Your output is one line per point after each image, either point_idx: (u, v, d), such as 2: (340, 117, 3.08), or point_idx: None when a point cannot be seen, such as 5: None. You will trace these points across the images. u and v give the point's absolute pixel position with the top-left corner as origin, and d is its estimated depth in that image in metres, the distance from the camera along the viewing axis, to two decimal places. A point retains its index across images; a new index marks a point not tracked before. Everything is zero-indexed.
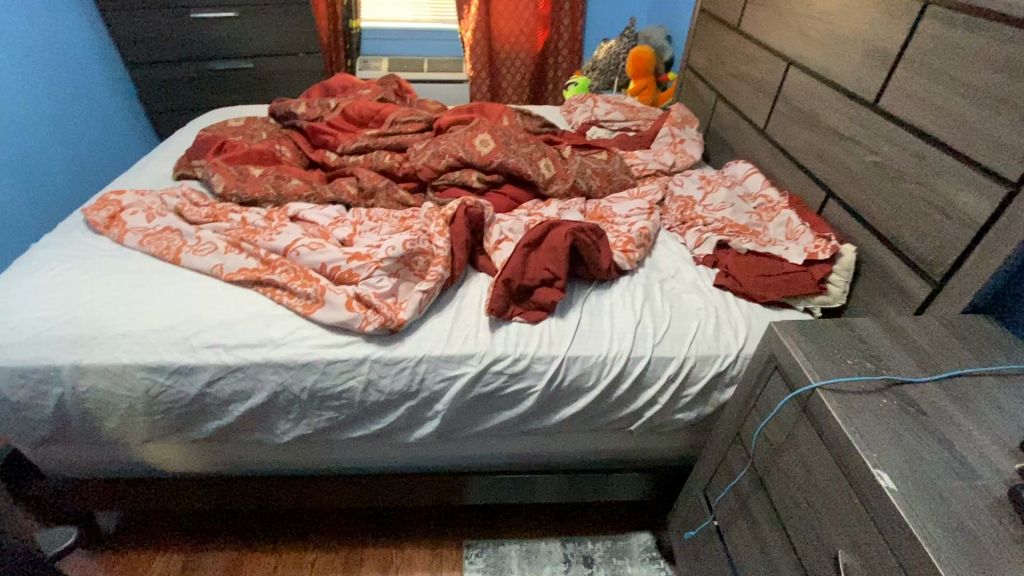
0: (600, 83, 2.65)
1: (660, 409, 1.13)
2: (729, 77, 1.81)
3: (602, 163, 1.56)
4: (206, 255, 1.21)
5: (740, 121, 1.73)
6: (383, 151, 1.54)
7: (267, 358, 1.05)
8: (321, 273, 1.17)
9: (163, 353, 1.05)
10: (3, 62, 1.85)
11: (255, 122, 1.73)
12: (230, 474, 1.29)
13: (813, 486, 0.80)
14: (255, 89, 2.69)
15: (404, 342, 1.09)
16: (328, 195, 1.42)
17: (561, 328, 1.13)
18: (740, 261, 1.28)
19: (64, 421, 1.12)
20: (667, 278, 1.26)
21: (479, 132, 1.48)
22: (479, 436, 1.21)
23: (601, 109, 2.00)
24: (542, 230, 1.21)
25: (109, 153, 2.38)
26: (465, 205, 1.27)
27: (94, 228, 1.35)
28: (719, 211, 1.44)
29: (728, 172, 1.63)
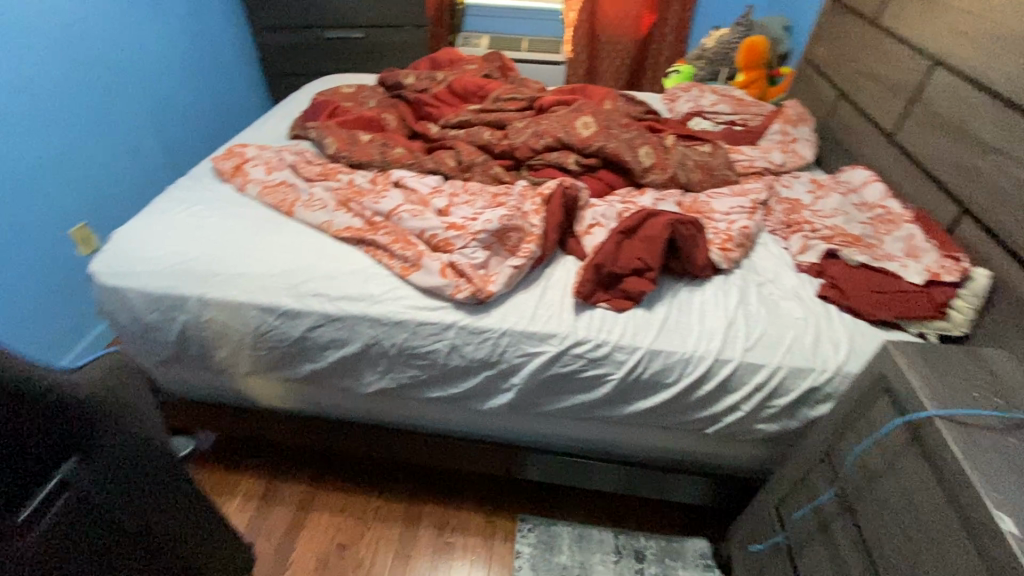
0: (705, 73, 2.53)
1: (742, 416, 1.09)
2: (857, 75, 1.67)
3: (704, 156, 1.50)
4: (316, 210, 1.30)
5: (863, 123, 1.59)
6: (484, 126, 1.57)
7: (364, 312, 1.12)
8: (419, 239, 1.22)
9: (274, 295, 1.15)
10: (152, 21, 2.06)
11: (365, 90, 1.82)
12: (316, 414, 1.40)
13: (913, 520, 0.74)
14: (362, 59, 2.81)
15: (491, 314, 1.12)
16: (428, 165, 1.47)
17: (647, 320, 1.11)
18: (849, 273, 1.19)
19: (184, 345, 1.25)
20: (766, 282, 1.21)
21: (581, 114, 1.47)
22: (550, 415, 1.22)
23: (707, 100, 1.92)
24: (639, 218, 1.18)
25: (229, 109, 2.59)
26: (562, 185, 1.26)
27: (221, 176, 1.48)
28: (829, 218, 1.35)
29: (843, 178, 1.51)
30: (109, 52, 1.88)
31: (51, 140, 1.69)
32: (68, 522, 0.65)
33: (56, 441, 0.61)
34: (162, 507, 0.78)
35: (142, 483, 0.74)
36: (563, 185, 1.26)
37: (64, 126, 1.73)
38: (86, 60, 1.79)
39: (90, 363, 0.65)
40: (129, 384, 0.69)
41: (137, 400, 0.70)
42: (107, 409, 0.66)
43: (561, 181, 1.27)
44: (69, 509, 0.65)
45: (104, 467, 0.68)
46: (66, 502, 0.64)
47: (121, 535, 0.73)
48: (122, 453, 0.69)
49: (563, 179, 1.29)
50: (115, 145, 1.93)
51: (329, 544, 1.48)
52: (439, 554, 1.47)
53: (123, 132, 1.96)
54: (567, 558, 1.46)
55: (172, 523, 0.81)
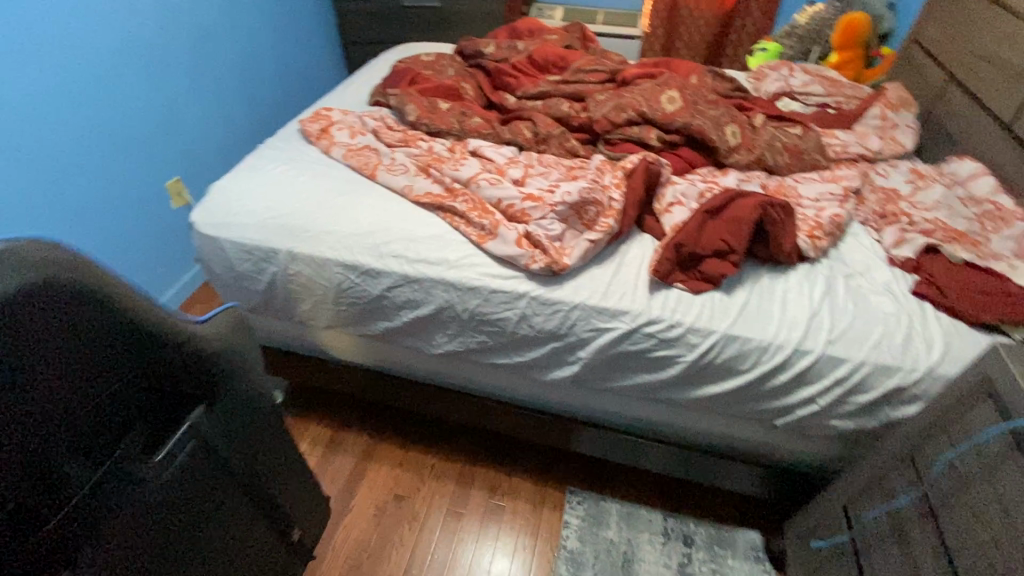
0: (794, 51, 2.38)
1: (816, 410, 1.06)
2: (972, 57, 1.52)
3: (793, 138, 1.43)
4: (398, 174, 1.34)
5: (975, 111, 1.46)
6: (563, 98, 1.55)
7: (441, 276, 1.16)
8: (495, 208, 1.24)
9: (357, 254, 1.20)
10: None
11: (444, 58, 1.84)
12: (383, 371, 1.47)
13: (1010, 531, 0.71)
14: (436, 28, 2.82)
15: (564, 286, 1.13)
16: (506, 136, 1.48)
17: (725, 304, 1.08)
18: (950, 271, 1.11)
19: (271, 295, 1.34)
20: (854, 274, 1.15)
21: (666, 89, 1.43)
22: (613, 392, 1.23)
23: (797, 80, 1.81)
24: (724, 199, 1.13)
25: (309, 74, 2.68)
26: (644, 161, 1.23)
27: (308, 138, 1.55)
28: (930, 211, 1.26)
29: (947, 169, 1.41)
30: (208, 16, 1.98)
31: (153, 98, 1.82)
32: (196, 461, 0.75)
33: (185, 389, 0.71)
34: (259, 453, 0.88)
35: (247, 432, 0.84)
36: (644, 161, 1.23)
37: (166, 86, 1.85)
38: (188, 23, 1.90)
39: (216, 319, 0.73)
40: (244, 342, 0.77)
41: (250, 357, 0.79)
42: (226, 363, 0.74)
43: (643, 156, 1.24)
44: (197, 452, 0.75)
45: (219, 414, 0.77)
46: (195, 446, 0.75)
47: (231, 478, 0.83)
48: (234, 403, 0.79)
49: (645, 155, 1.26)
50: (208, 105, 2.05)
51: (387, 494, 1.56)
52: (489, 515, 1.52)
53: (215, 93, 2.08)
54: (615, 534, 1.48)
55: (269, 466, 0.91)
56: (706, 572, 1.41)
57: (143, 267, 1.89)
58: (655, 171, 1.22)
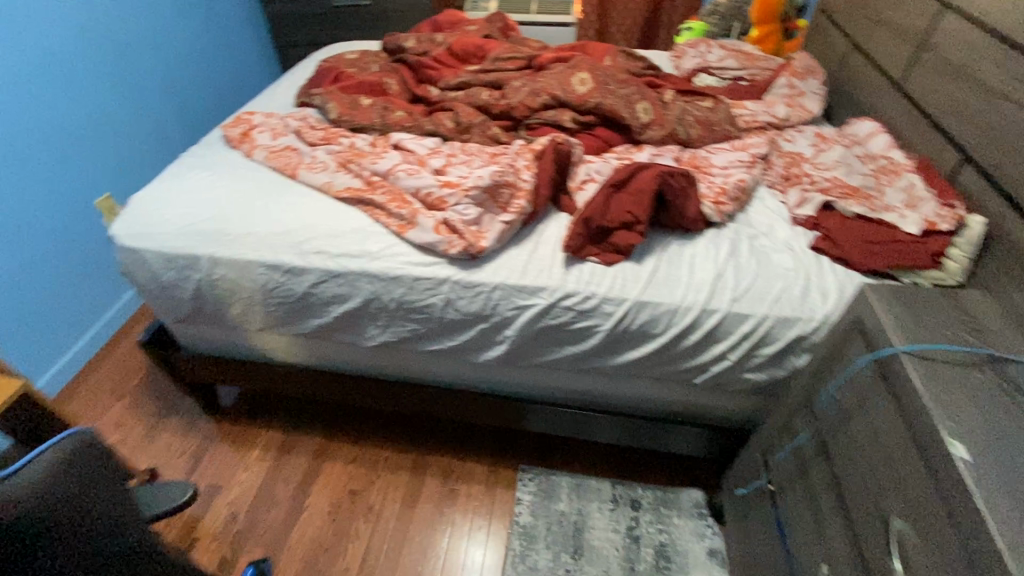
0: (719, 28, 2.45)
1: (729, 365, 1.13)
2: (868, 23, 1.60)
3: (704, 112, 1.50)
4: (318, 172, 1.34)
5: (871, 74, 1.54)
6: (483, 87, 1.57)
7: (362, 268, 1.17)
8: (414, 197, 1.25)
9: (279, 253, 1.21)
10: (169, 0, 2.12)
11: (368, 56, 1.84)
12: (325, 369, 1.48)
13: (877, 452, 0.77)
14: (370, 26, 2.81)
15: (483, 268, 1.16)
16: (427, 127, 1.50)
17: (636, 273, 1.14)
18: (844, 224, 1.19)
19: (201, 302, 1.33)
20: (758, 234, 1.21)
21: (578, 71, 1.46)
22: (544, 367, 1.27)
23: (713, 56, 1.88)
24: (629, 172, 1.17)
25: (242, 80, 2.65)
26: (555, 141, 1.26)
27: (231, 143, 1.54)
28: (829, 171, 1.34)
29: (849, 131, 1.48)
30: (127, 29, 1.94)
31: (72, 113, 1.75)
32: None
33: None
34: None
35: None
36: (555, 141, 1.27)
37: (89, 102, 1.81)
38: (105, 37, 1.85)
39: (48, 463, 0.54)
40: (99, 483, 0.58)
41: (105, 497, 0.59)
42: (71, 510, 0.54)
43: (553, 137, 1.27)
44: None
45: None
46: None
47: None
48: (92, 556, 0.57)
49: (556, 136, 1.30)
50: (135, 119, 2.01)
51: (341, 491, 1.58)
52: (444, 500, 1.55)
53: (142, 106, 2.03)
54: (565, 505, 1.53)
55: None
56: (652, 533, 1.47)
57: (79, 291, 1.85)
58: (566, 150, 1.26)
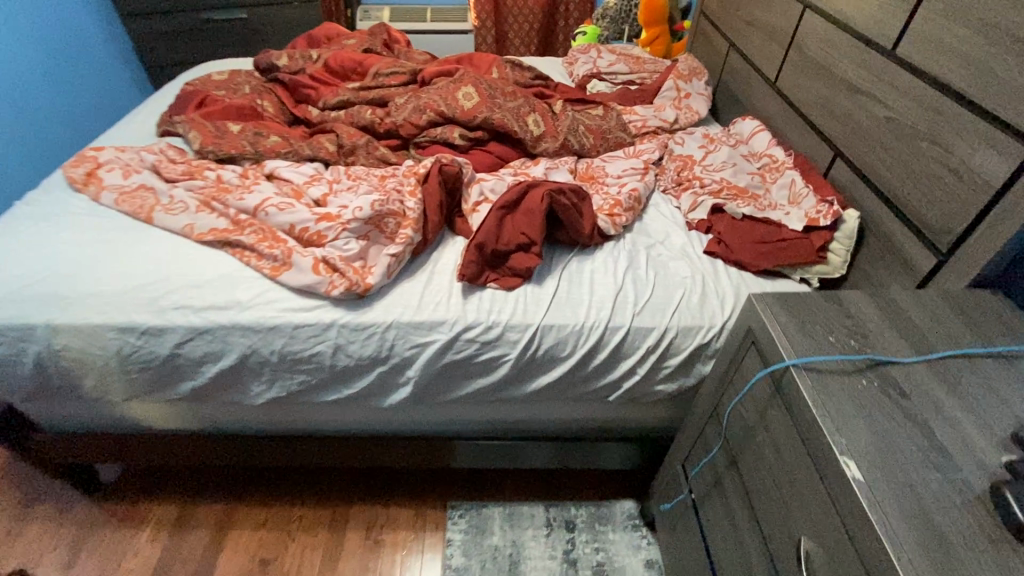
0: (610, 32, 2.48)
1: (639, 379, 1.10)
2: (742, 24, 1.65)
3: (595, 120, 1.49)
4: (177, 214, 1.18)
5: (750, 73, 1.59)
6: (365, 105, 1.47)
7: (234, 321, 1.04)
8: (290, 234, 1.12)
9: (132, 314, 1.04)
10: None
11: (239, 77, 1.68)
12: (215, 431, 1.32)
13: (780, 468, 0.75)
14: (250, 41, 2.60)
15: (373, 307, 1.06)
16: (306, 153, 1.38)
17: (537, 295, 1.08)
18: (734, 226, 1.20)
19: (46, 378, 1.13)
20: (655, 243, 1.20)
21: (463, 85, 1.40)
22: (456, 402, 1.19)
23: (604, 62, 1.88)
24: (519, 191, 1.11)
25: (105, 107, 2.36)
26: (441, 164, 1.18)
27: (72, 185, 1.32)
28: (718, 172, 1.36)
29: (734, 130, 1.52)
30: None
31: None
32: None
33: None
34: None
35: None
36: (440, 163, 1.18)
37: None
38: None
39: None
40: None
41: None
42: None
43: (438, 158, 1.19)
44: None
45: None
46: None
47: None
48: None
49: (439, 156, 1.21)
50: None
51: (250, 562, 1.41)
52: (369, 554, 1.43)
53: None
54: (499, 539, 1.46)
55: None
56: (589, 553, 1.43)
57: None
58: (453, 172, 1.18)
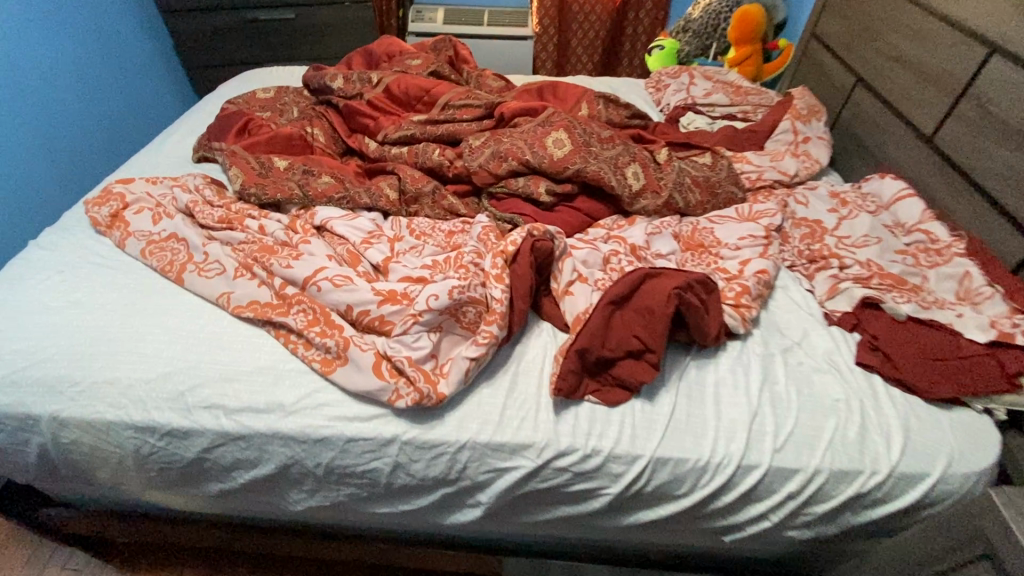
0: (692, 47, 2.20)
1: (769, 526, 0.87)
2: (879, 58, 1.39)
3: (702, 170, 1.25)
4: (211, 278, 0.99)
5: (889, 119, 1.33)
6: (433, 143, 1.26)
7: (274, 429, 0.84)
8: (345, 317, 0.92)
9: (153, 411, 0.86)
10: (22, 24, 1.71)
11: (286, 97, 1.48)
12: (243, 519, 1.13)
13: None
14: (294, 43, 2.41)
15: (445, 421, 0.84)
16: (364, 199, 1.18)
17: (649, 416, 0.86)
18: (895, 331, 0.97)
19: (53, 467, 0.96)
20: (791, 346, 0.97)
21: (553, 128, 1.16)
22: (530, 523, 0.98)
23: (699, 91, 1.63)
24: (635, 281, 0.88)
25: (138, 110, 2.20)
26: (533, 236, 0.95)
27: (95, 227, 1.14)
28: (861, 248, 1.13)
29: (868, 190, 1.28)
30: None
31: None
32: None
33: None
34: None
35: None
36: (530, 234, 0.96)
37: None
38: None
39: None
40: None
41: None
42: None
43: (528, 229, 0.97)
44: None
45: None
46: None
47: None
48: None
49: (528, 225, 0.99)
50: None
51: None
52: None
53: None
54: None
55: None
56: None
57: None
58: (545, 247, 0.95)
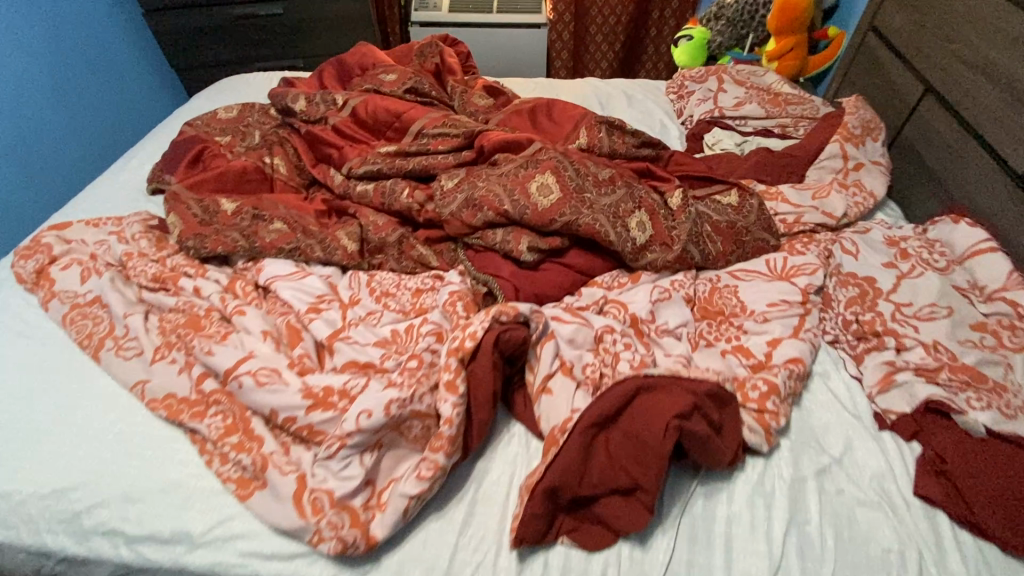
0: (725, 38, 1.91)
1: None
2: (957, 65, 1.11)
3: (725, 213, 1.03)
4: (129, 362, 0.85)
5: (968, 145, 1.06)
6: (401, 180, 1.07)
7: (178, 565, 0.70)
8: (270, 423, 0.76)
9: (46, 535, 0.73)
10: None
11: (251, 117, 1.31)
12: None
13: None
14: (288, 41, 2.20)
15: (381, 565, 0.68)
16: (317, 252, 1.00)
17: (638, 566, 0.67)
18: (971, 450, 0.74)
19: None
20: (828, 465, 0.76)
21: (537, 167, 0.95)
22: None
23: (728, 100, 1.37)
24: (625, 395, 0.69)
25: (123, 118, 2.06)
26: (500, 325, 0.75)
27: (21, 284, 1.01)
28: (925, 322, 0.89)
29: (936, 237, 1.03)
30: None
31: None
32: None
33: None
34: None
35: None
36: (494, 321, 0.76)
37: None
38: None
39: None
40: None
41: None
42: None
43: (493, 315, 0.75)
44: None
45: None
46: None
47: None
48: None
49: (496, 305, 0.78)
50: None
51: None
52: None
53: None
54: None
55: None
56: None
57: None
58: (513, 340, 0.75)
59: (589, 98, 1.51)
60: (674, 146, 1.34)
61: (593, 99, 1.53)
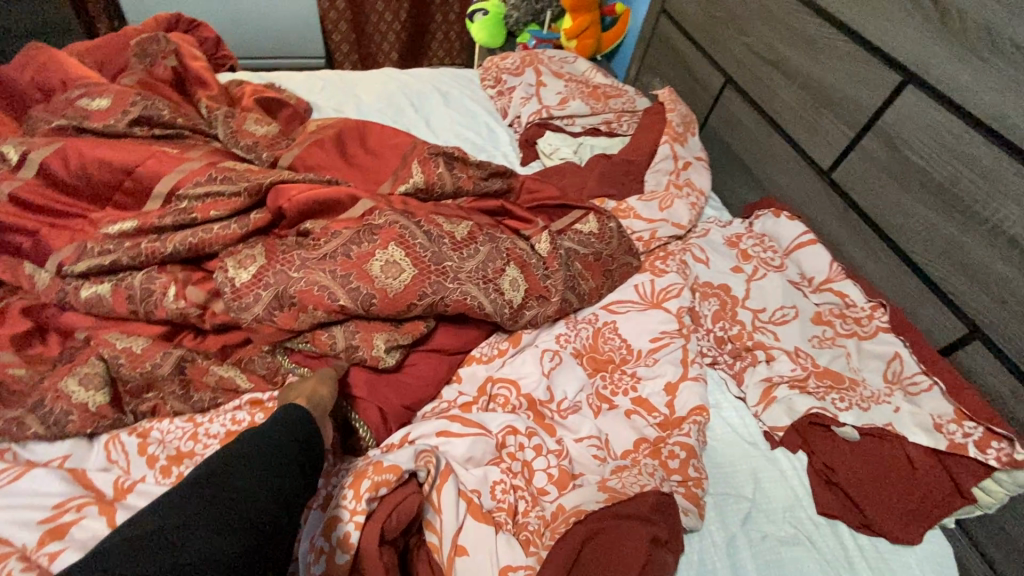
0: (520, 14, 1.75)
1: None
2: (753, 59, 1.16)
3: (592, 243, 0.92)
4: None
5: (772, 139, 1.13)
6: (159, 272, 0.72)
7: None
8: None
9: None
10: None
11: None
12: None
13: None
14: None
15: None
16: (34, 424, 0.62)
17: None
18: (850, 457, 0.80)
19: None
20: (748, 511, 0.75)
21: (373, 237, 0.73)
22: None
23: (552, 96, 1.26)
24: (571, 551, 0.57)
25: None
26: (383, 505, 0.56)
27: None
28: (782, 326, 0.93)
29: (764, 230, 1.09)
30: None
31: None
32: None
33: None
34: None
35: None
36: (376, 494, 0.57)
37: None
38: None
39: None
40: None
41: None
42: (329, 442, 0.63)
43: (368, 497, 0.56)
44: None
45: None
46: None
47: None
48: (268, 506, 0.47)
49: (367, 469, 0.58)
50: None
51: None
52: None
53: None
54: None
55: None
56: None
57: None
58: (405, 521, 0.56)
59: (396, 97, 1.24)
60: (508, 155, 1.19)
61: (401, 96, 1.26)
